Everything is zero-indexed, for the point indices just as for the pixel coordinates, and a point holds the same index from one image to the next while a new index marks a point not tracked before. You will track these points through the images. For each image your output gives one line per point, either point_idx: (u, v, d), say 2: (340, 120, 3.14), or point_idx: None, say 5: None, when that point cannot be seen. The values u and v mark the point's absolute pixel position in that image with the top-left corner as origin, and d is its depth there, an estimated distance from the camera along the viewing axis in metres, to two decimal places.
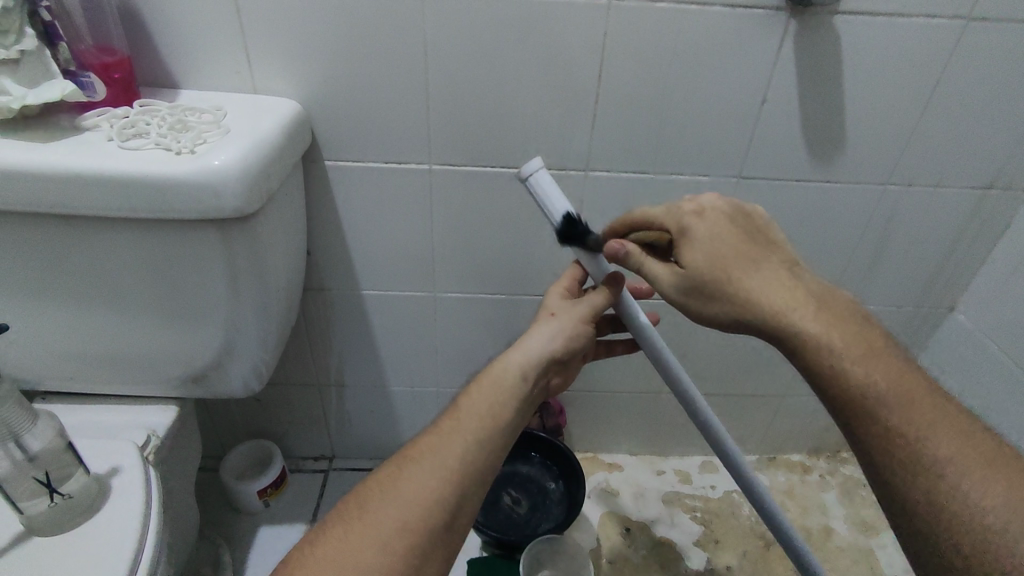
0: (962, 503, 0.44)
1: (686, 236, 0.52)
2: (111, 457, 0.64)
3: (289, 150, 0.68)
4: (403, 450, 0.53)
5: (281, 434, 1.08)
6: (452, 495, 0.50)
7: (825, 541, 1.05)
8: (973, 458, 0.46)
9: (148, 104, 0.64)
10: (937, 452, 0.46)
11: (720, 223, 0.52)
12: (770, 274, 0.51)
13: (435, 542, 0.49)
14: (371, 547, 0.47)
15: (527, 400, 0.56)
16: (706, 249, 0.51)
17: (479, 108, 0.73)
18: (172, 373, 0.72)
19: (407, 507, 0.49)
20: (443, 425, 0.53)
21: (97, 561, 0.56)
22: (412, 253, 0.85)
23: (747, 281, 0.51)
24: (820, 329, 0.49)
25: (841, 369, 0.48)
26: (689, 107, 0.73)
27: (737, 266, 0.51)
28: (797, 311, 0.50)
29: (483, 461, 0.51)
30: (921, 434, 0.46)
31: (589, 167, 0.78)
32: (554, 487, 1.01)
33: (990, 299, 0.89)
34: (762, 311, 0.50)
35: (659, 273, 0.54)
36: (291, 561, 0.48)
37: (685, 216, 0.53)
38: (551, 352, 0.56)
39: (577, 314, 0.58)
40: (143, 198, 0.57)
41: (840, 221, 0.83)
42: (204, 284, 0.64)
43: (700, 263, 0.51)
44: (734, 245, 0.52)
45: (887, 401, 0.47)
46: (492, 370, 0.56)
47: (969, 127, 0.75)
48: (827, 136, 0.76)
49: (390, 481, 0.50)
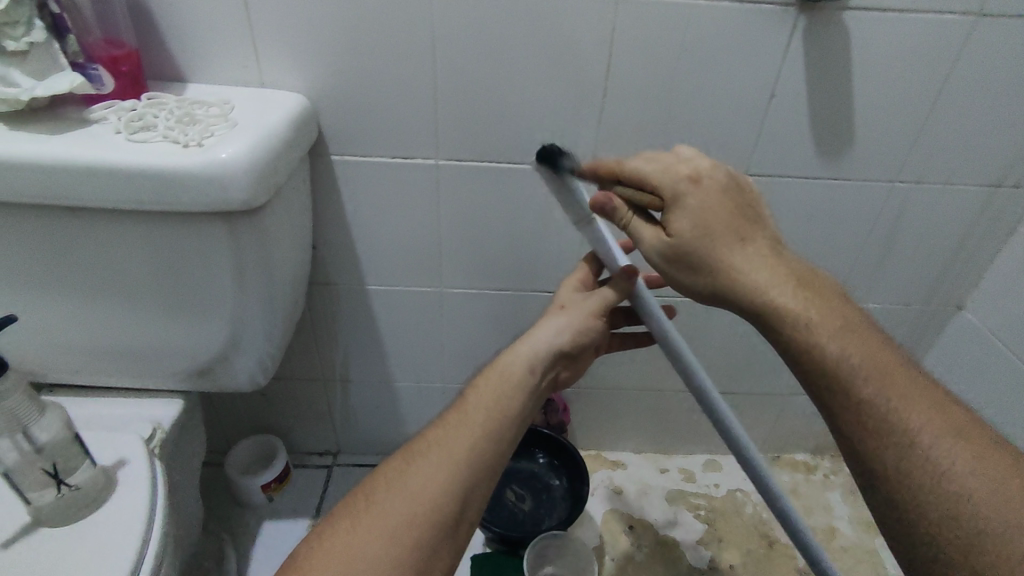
0: (933, 473, 0.44)
1: (677, 203, 0.50)
2: (118, 450, 0.65)
3: (297, 144, 0.68)
4: (410, 443, 0.53)
5: (286, 428, 1.08)
6: (459, 489, 0.49)
7: (830, 540, 1.05)
8: (947, 432, 0.45)
9: (156, 97, 0.64)
10: (912, 425, 0.45)
11: (711, 191, 0.50)
12: (754, 246, 0.50)
13: (443, 537, 0.48)
14: (380, 540, 0.47)
15: (536, 393, 0.56)
16: (693, 216, 0.50)
17: (486, 103, 0.73)
18: (179, 366, 0.72)
19: (414, 501, 0.48)
20: (450, 417, 0.53)
21: (104, 552, 0.56)
22: (418, 248, 0.85)
23: (729, 252, 0.50)
24: (800, 303, 0.49)
25: (821, 343, 0.48)
26: (697, 103, 0.73)
27: (722, 237, 0.50)
28: (779, 283, 0.49)
29: (490, 454, 0.51)
30: (895, 407, 0.46)
31: (596, 163, 0.78)
32: (559, 484, 1.01)
33: (999, 298, 0.88)
34: (743, 283, 0.50)
35: (645, 237, 0.52)
36: (299, 557, 0.48)
37: (680, 182, 0.50)
38: (559, 346, 0.57)
39: (586, 309, 0.59)
40: (151, 191, 0.57)
41: (848, 218, 0.83)
42: (211, 277, 0.64)
43: (685, 231, 0.50)
44: (723, 215, 0.50)
45: (861, 373, 0.47)
46: (499, 363, 0.56)
47: (978, 125, 0.75)
48: (835, 132, 0.75)
49: (397, 474, 0.50)
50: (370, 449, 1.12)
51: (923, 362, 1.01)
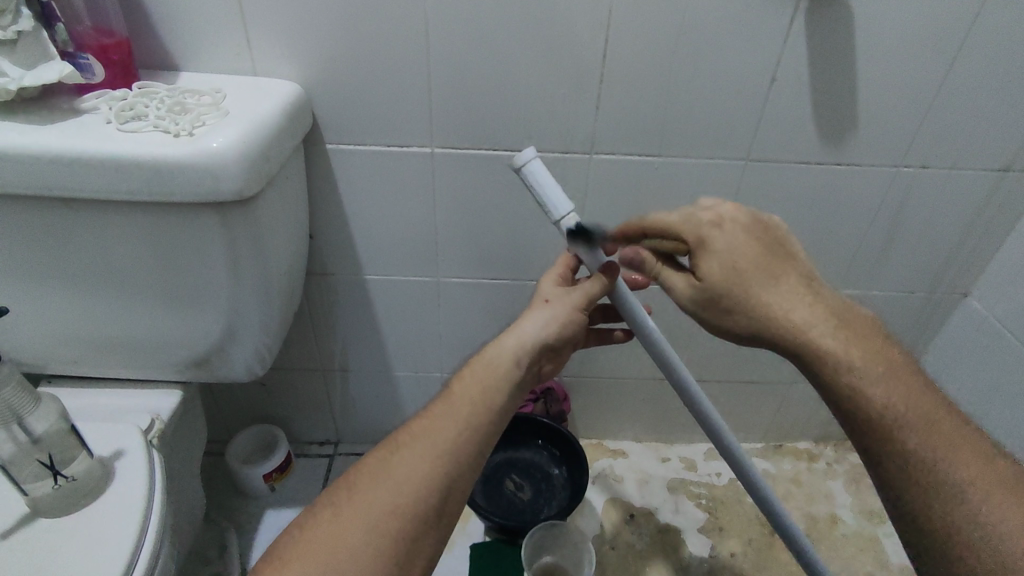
0: (977, 525, 0.44)
1: (704, 248, 0.52)
2: (115, 440, 0.65)
3: (290, 134, 0.67)
4: (394, 433, 0.53)
5: (286, 418, 1.08)
6: (442, 480, 0.49)
7: (831, 529, 1.04)
8: (995, 486, 0.45)
9: (146, 85, 0.64)
10: (960, 478, 0.45)
11: (737, 234, 0.51)
12: (787, 286, 0.51)
13: (424, 528, 0.49)
14: (362, 531, 0.47)
15: (521, 385, 0.55)
16: (722, 261, 0.51)
17: (481, 89, 0.72)
18: (175, 358, 0.72)
19: (397, 492, 0.48)
20: (435, 408, 0.53)
21: (102, 542, 0.57)
22: (415, 237, 0.84)
23: (765, 295, 0.50)
24: (840, 344, 0.49)
25: (867, 391, 0.48)
26: (697, 88, 0.71)
27: (754, 279, 0.50)
28: (819, 325, 0.50)
29: (474, 445, 0.51)
30: (941, 458, 0.46)
31: (594, 150, 0.76)
32: (558, 473, 1.01)
33: (1005, 285, 0.87)
34: (781, 327, 0.50)
35: (676, 283, 0.55)
36: (281, 549, 0.48)
37: (703, 227, 0.52)
38: (545, 339, 0.55)
39: (571, 302, 0.57)
40: (142, 182, 0.56)
41: (852, 204, 0.82)
42: (205, 268, 0.64)
43: (715, 276, 0.51)
44: (752, 256, 0.51)
45: (908, 423, 0.47)
46: (484, 355, 0.55)
47: (985, 108, 0.73)
48: (838, 117, 0.74)
49: (380, 464, 0.50)
50: (371, 438, 1.13)
51: (928, 350, 0.99)
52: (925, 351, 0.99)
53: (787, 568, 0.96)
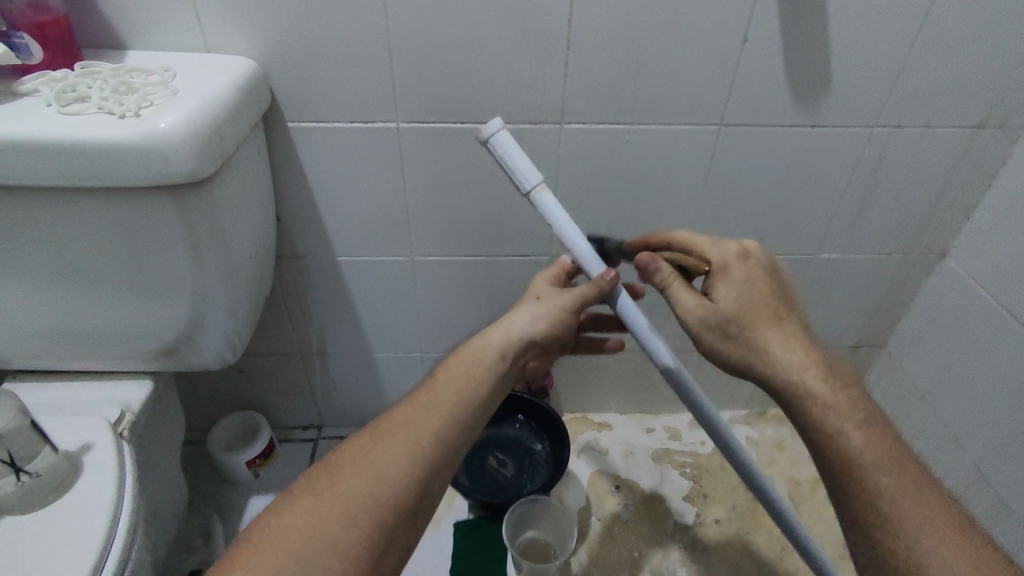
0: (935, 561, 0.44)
1: (725, 274, 0.52)
2: (83, 434, 0.64)
3: (247, 113, 0.64)
4: (375, 421, 0.52)
5: (268, 404, 1.07)
6: (421, 471, 0.49)
7: (814, 491, 1.06)
8: (947, 528, 0.46)
9: (89, 66, 0.60)
10: (916, 515, 0.46)
11: (757, 271, 0.52)
12: (790, 326, 0.51)
13: (402, 520, 0.48)
14: (340, 522, 0.46)
15: (505, 379, 0.56)
16: (738, 288, 0.51)
17: (444, 59, 0.69)
18: (144, 349, 0.70)
19: (377, 482, 0.48)
20: (419, 398, 0.53)
21: (71, 536, 0.56)
22: (385, 215, 0.82)
23: (767, 329, 0.51)
24: (831, 390, 0.49)
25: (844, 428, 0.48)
26: (666, 53, 0.69)
27: (764, 313, 0.51)
28: (813, 369, 0.50)
29: (453, 437, 0.51)
30: (903, 495, 0.47)
31: (564, 120, 0.74)
32: (540, 449, 1.01)
33: (980, 244, 0.86)
34: (776, 366, 0.50)
35: (685, 301, 0.52)
36: (254, 532, 0.47)
37: (730, 255, 0.53)
38: (532, 336, 0.56)
39: (563, 301, 0.57)
40: (89, 166, 0.54)
41: (826, 167, 0.80)
42: (164, 255, 0.62)
43: (729, 301, 0.51)
44: (765, 292, 0.51)
45: (876, 464, 0.47)
46: (471, 345, 0.56)
47: (958, 65, 0.72)
48: (811, 78, 0.72)
49: (360, 453, 0.49)
50: (355, 420, 1.12)
51: (906, 312, 0.99)
52: (903, 313, 1.00)
53: (769, 532, 0.98)
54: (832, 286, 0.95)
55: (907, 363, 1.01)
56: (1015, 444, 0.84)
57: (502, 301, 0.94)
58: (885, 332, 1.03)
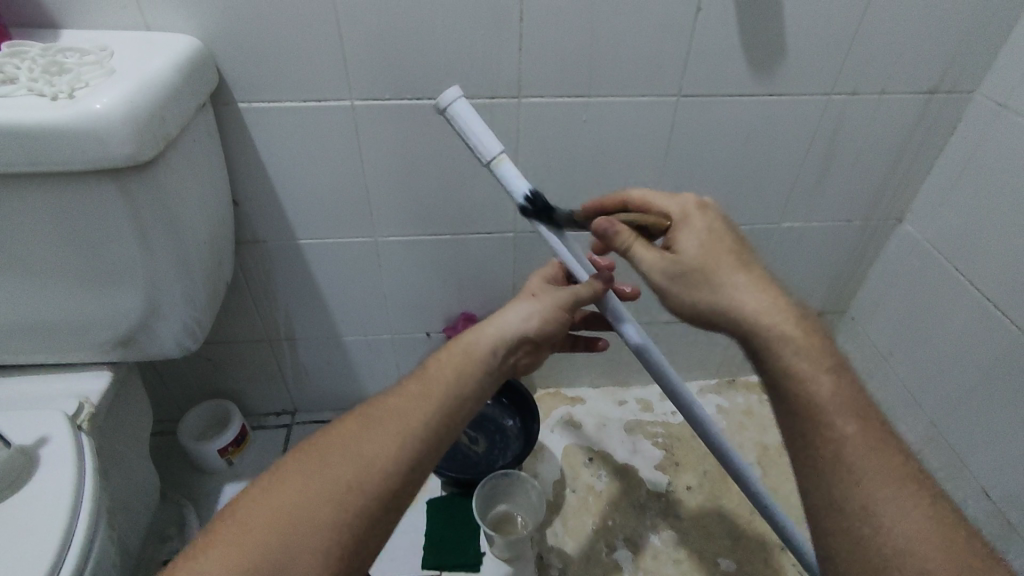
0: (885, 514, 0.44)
1: (685, 224, 0.52)
2: (38, 429, 0.63)
3: (190, 93, 0.62)
4: (364, 405, 0.51)
5: (239, 391, 1.07)
6: (405, 460, 0.48)
7: (781, 454, 1.09)
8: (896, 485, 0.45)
9: (18, 45, 0.58)
10: (875, 472, 0.45)
11: (715, 221, 0.52)
12: (755, 273, 0.51)
13: (383, 507, 0.47)
14: (325, 504, 0.45)
15: (493, 376, 0.55)
16: (698, 238, 0.51)
17: (394, 33, 0.67)
18: (99, 339, 0.69)
19: (364, 467, 0.47)
20: (410, 385, 0.52)
21: (29, 531, 0.55)
22: (344, 197, 0.81)
23: (729, 277, 0.50)
24: (800, 331, 0.48)
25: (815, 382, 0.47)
26: (621, 22, 0.68)
27: (726, 261, 0.50)
28: (774, 313, 0.49)
29: (438, 428, 0.50)
30: (874, 455, 0.45)
31: (522, 94, 0.73)
32: (511, 424, 1.03)
33: (934, 209, 0.88)
34: (742, 312, 0.49)
35: (646, 256, 0.51)
36: (241, 507, 0.46)
37: (689, 207, 0.53)
38: (524, 331, 0.56)
39: (556, 299, 0.57)
40: (17, 149, 0.52)
41: (784, 137, 0.81)
42: (111, 242, 0.60)
43: (691, 251, 0.51)
44: (727, 241, 0.51)
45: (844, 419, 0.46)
46: (464, 340, 0.56)
47: (910, 29, 0.72)
48: (766, 46, 0.72)
49: (350, 436, 0.49)
50: (329, 405, 1.12)
51: (868, 277, 1.01)
52: (865, 278, 1.02)
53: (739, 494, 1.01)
54: (794, 255, 0.96)
55: (869, 328, 1.04)
56: (968, 402, 0.87)
57: (469, 279, 0.93)
58: (848, 298, 1.05)
